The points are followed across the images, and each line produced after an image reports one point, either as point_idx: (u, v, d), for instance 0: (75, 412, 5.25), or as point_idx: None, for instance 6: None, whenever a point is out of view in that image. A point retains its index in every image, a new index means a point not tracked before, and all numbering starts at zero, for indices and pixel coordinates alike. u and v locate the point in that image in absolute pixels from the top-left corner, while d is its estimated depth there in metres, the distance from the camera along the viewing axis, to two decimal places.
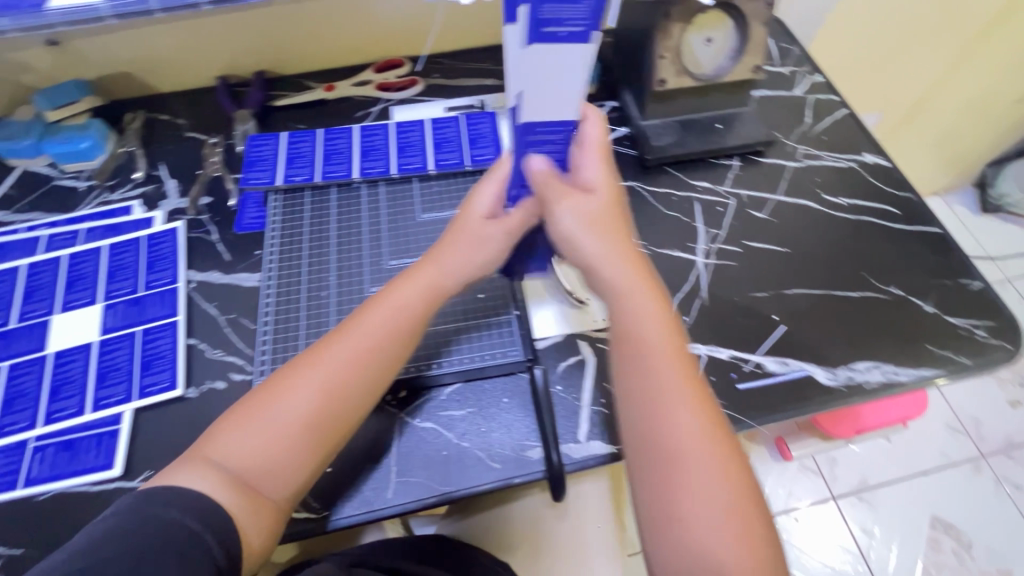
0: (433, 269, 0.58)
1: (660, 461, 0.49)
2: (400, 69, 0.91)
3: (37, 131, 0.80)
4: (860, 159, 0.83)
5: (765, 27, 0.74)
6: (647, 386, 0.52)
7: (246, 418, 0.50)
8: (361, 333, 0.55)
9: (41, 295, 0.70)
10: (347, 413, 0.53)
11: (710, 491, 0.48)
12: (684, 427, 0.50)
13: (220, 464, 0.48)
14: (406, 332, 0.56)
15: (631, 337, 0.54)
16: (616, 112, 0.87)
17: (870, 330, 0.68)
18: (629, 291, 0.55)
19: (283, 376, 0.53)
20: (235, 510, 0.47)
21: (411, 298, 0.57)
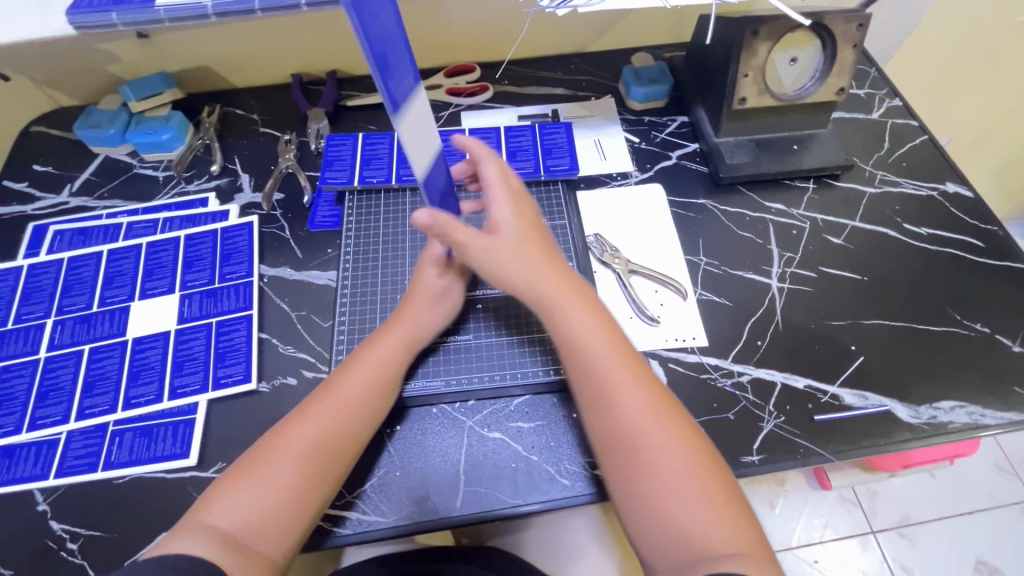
0: (404, 323, 0.62)
1: (620, 450, 0.50)
2: (470, 74, 0.91)
3: (122, 121, 0.82)
4: (942, 189, 0.79)
5: (855, 50, 0.71)
6: (587, 385, 0.53)
7: (237, 480, 0.50)
8: (343, 388, 0.57)
9: (122, 281, 0.71)
10: (337, 465, 0.53)
11: (670, 469, 0.48)
12: (636, 416, 0.50)
13: (217, 527, 0.47)
14: (387, 383, 0.59)
15: (568, 334, 0.54)
16: (686, 127, 0.86)
17: (953, 368, 0.65)
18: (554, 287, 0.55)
19: (268, 442, 0.53)
20: (232, 567, 0.45)
21: (386, 352, 0.60)
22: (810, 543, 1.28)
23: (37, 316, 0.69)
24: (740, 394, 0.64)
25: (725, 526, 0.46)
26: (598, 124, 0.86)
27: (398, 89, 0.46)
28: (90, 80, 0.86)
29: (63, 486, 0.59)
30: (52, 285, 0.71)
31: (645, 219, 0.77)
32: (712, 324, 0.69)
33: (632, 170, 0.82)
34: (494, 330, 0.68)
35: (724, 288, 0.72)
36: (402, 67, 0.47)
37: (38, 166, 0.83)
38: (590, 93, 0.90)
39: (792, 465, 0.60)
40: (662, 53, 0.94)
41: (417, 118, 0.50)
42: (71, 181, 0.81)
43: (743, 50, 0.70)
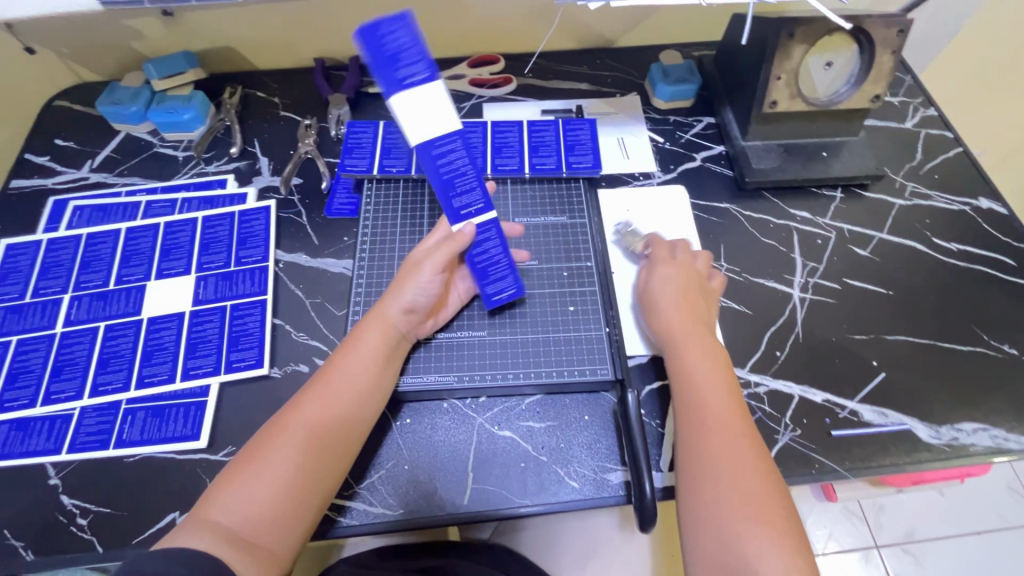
0: (384, 314, 0.60)
1: (699, 471, 0.49)
2: (494, 65, 0.90)
3: (144, 98, 0.82)
4: (975, 204, 0.77)
5: (893, 56, 0.68)
6: (686, 411, 0.54)
7: (236, 476, 0.50)
8: (331, 384, 0.56)
9: (138, 260, 0.71)
10: (332, 455, 0.53)
11: (747, 498, 0.47)
12: (727, 448, 0.50)
13: (220, 523, 0.47)
14: (373, 378, 0.57)
15: (680, 366, 0.57)
16: (713, 129, 0.84)
17: (977, 389, 0.64)
18: (682, 333, 0.59)
19: (263, 438, 0.52)
20: (238, 563, 0.46)
21: (370, 346, 0.58)
22: None
23: (54, 291, 0.69)
24: (756, 405, 0.63)
25: (799, 566, 0.44)
26: (622, 122, 0.85)
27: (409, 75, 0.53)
28: (114, 57, 0.86)
29: (75, 461, 0.59)
30: (69, 261, 0.71)
31: (666, 221, 0.76)
32: (730, 331, 0.68)
33: (655, 171, 0.81)
34: (508, 328, 0.67)
35: (744, 296, 0.70)
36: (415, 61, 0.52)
37: (60, 140, 0.83)
38: (616, 89, 0.88)
39: (806, 479, 0.59)
40: (690, 51, 0.92)
41: (422, 103, 0.55)
42: (92, 157, 0.81)
43: (776, 52, 0.68)
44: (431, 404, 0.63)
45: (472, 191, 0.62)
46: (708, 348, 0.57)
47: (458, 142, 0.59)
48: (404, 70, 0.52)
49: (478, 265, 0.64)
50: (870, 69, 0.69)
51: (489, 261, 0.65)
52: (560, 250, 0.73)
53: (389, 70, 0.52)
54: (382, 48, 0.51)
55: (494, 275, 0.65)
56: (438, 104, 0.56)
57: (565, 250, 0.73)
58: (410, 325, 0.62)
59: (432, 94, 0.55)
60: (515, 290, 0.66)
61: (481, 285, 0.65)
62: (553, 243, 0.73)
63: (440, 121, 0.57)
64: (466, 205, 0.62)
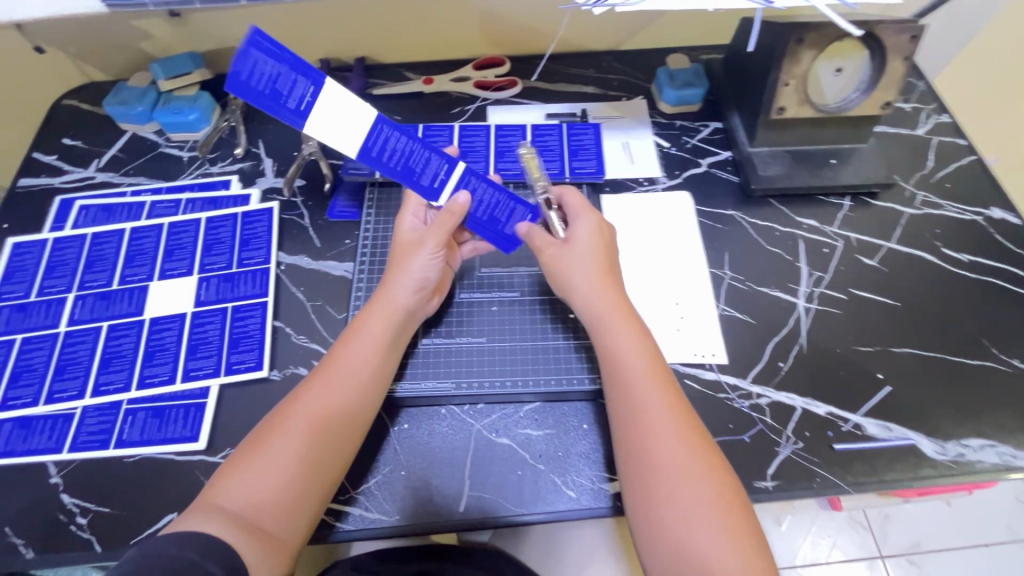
0: (390, 297, 0.60)
1: (641, 474, 0.49)
2: (500, 68, 0.89)
3: (151, 99, 0.82)
4: (987, 214, 0.75)
5: (906, 62, 0.67)
6: (624, 400, 0.53)
7: (241, 463, 0.50)
8: (337, 368, 0.55)
9: (142, 260, 0.72)
10: (341, 442, 0.53)
11: (695, 488, 0.47)
12: (668, 437, 0.50)
13: (226, 511, 0.47)
14: (379, 361, 0.57)
15: (611, 358, 0.55)
16: (719, 134, 0.83)
17: (985, 403, 0.62)
18: (611, 318, 0.57)
19: (268, 425, 0.52)
20: (245, 551, 0.45)
21: (375, 330, 0.58)
22: (813, 562, 1.24)
23: (59, 290, 0.70)
24: (757, 416, 0.62)
25: (738, 543, 0.45)
26: (628, 126, 0.84)
27: (297, 98, 0.52)
28: (122, 57, 0.86)
29: (76, 460, 0.60)
30: (74, 260, 0.72)
31: (670, 228, 0.75)
32: (733, 341, 0.67)
33: (660, 176, 0.80)
34: (507, 334, 0.67)
35: (748, 305, 0.69)
36: (294, 79, 0.52)
37: (68, 140, 0.84)
38: (622, 93, 0.87)
39: (808, 494, 0.58)
40: (698, 55, 0.91)
41: (334, 114, 0.55)
42: (99, 157, 0.82)
43: (785, 57, 0.66)
44: (427, 410, 0.63)
45: (430, 161, 0.61)
46: (638, 333, 0.56)
47: (388, 129, 0.58)
48: (293, 97, 0.52)
49: (483, 217, 0.65)
50: (881, 75, 0.68)
51: (491, 207, 0.65)
52: None
53: (282, 105, 0.52)
54: (262, 84, 0.51)
55: (503, 215, 0.66)
56: (345, 103, 0.55)
57: None
58: (417, 308, 0.62)
59: (331, 97, 0.54)
60: (532, 214, 0.67)
61: (495, 232, 0.66)
62: None
63: (359, 120, 0.56)
64: (435, 176, 0.62)
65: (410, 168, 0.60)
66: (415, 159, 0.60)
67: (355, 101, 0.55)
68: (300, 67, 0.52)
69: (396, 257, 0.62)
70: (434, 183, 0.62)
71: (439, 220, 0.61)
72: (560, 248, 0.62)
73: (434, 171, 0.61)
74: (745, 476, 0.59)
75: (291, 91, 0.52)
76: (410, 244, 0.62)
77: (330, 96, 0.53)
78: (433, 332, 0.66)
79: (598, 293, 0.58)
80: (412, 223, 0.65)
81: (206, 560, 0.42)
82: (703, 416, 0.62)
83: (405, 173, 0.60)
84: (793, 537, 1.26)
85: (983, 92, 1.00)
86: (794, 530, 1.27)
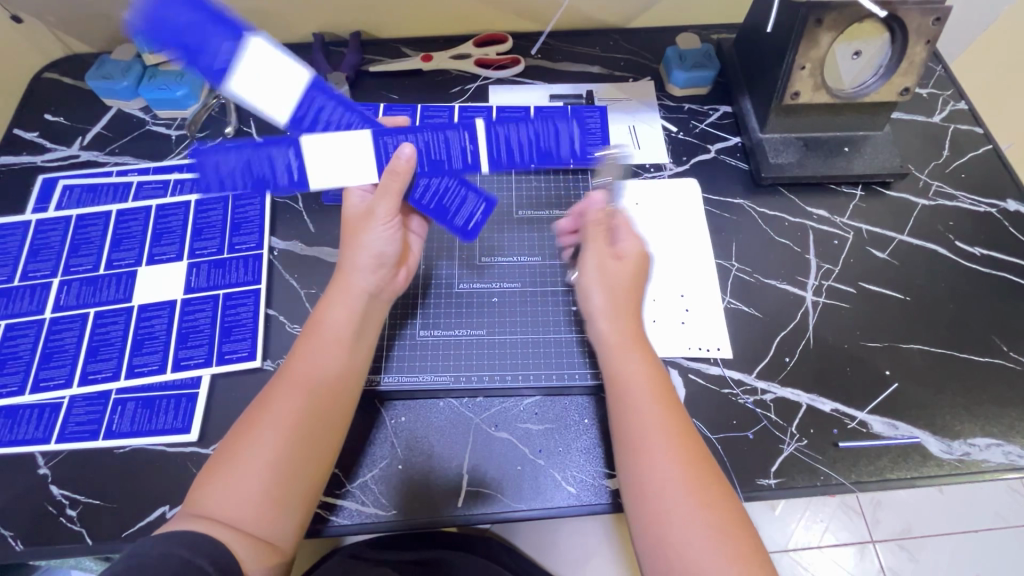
0: (347, 282, 0.56)
1: (645, 501, 0.48)
2: (502, 45, 0.85)
3: (136, 73, 0.78)
4: (1002, 207, 0.73)
5: (927, 46, 0.63)
6: (625, 429, 0.51)
7: (214, 475, 0.47)
8: (312, 358, 0.52)
9: (129, 244, 0.69)
10: (311, 439, 0.49)
11: (702, 517, 0.46)
12: (667, 465, 0.48)
13: (215, 518, 0.45)
14: (353, 346, 0.54)
15: (616, 381, 0.53)
16: (729, 118, 0.80)
17: (992, 400, 0.61)
18: (620, 345, 0.55)
19: (245, 424, 0.49)
20: (238, 549, 0.44)
21: (340, 317, 0.54)
22: (806, 546, 1.03)
23: (44, 275, 0.67)
24: (762, 412, 0.61)
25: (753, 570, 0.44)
26: (634, 109, 0.81)
27: (280, 173, 0.58)
28: (105, 28, 0.82)
29: (64, 451, 0.58)
30: (59, 243, 0.69)
31: (676, 216, 0.73)
32: (739, 335, 0.65)
33: (667, 162, 0.77)
34: (507, 326, 0.65)
35: (754, 298, 0.68)
36: (274, 154, 0.57)
37: (49, 116, 0.80)
38: (628, 74, 0.84)
39: (812, 491, 0.58)
40: (709, 34, 0.87)
41: (260, 72, 0.52)
42: (83, 134, 0.79)
43: (802, 39, 0.63)
44: (427, 403, 0.61)
45: (449, 140, 0.61)
46: (644, 357, 0.54)
47: (322, 98, 0.56)
48: (213, 50, 0.51)
49: (431, 206, 0.62)
50: (902, 60, 0.64)
51: (442, 195, 0.62)
52: None
53: (276, 184, 0.59)
54: (172, 34, 0.49)
55: (455, 203, 0.63)
56: (270, 62, 0.53)
57: None
58: (382, 286, 0.58)
59: (256, 57, 0.52)
60: (486, 203, 0.64)
61: (450, 219, 0.63)
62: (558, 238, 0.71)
63: (357, 147, 0.58)
64: (463, 151, 0.61)
65: (433, 151, 0.60)
66: (435, 146, 0.60)
67: (279, 56, 0.53)
68: (222, 19, 0.51)
69: (347, 236, 0.58)
70: (461, 156, 0.61)
71: (385, 183, 0.56)
72: (608, 257, 0.58)
73: (435, 140, 0.60)
74: (748, 474, 0.58)
75: (282, 171, 0.58)
76: (359, 217, 0.58)
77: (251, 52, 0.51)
78: (431, 325, 0.65)
79: (619, 313, 0.56)
80: (359, 194, 0.60)
81: (204, 558, 0.41)
82: (707, 412, 0.61)
83: (435, 163, 0.61)
84: (788, 523, 1.04)
85: (1003, 75, 0.96)
86: (790, 515, 1.05)
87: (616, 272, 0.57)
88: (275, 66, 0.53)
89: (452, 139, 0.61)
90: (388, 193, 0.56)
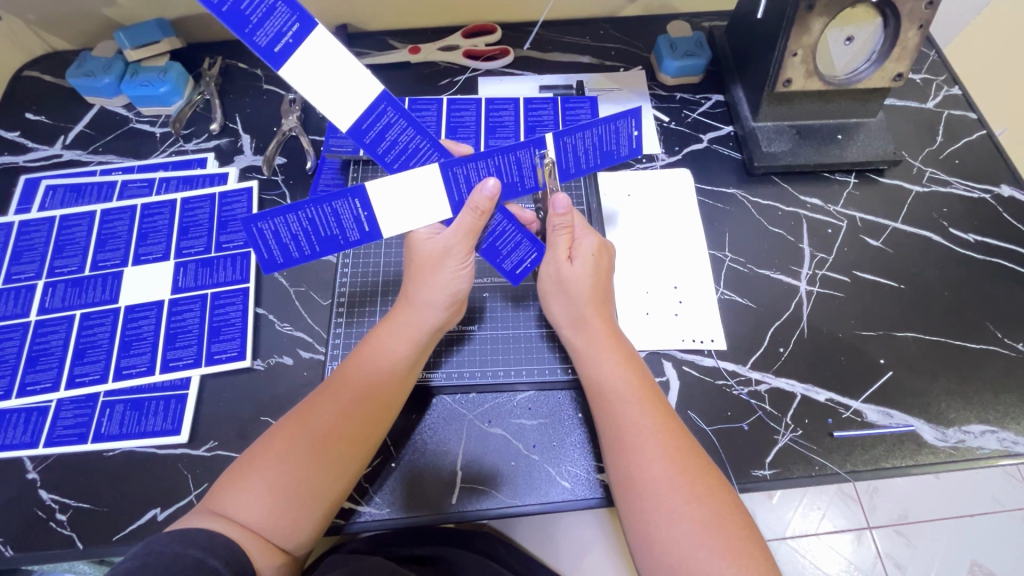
0: (414, 313, 0.56)
1: (634, 496, 0.48)
2: (490, 36, 0.84)
3: (118, 69, 0.76)
4: (996, 192, 0.73)
5: (920, 31, 0.62)
6: (612, 428, 0.51)
7: (238, 477, 0.46)
8: (360, 373, 0.52)
9: (115, 244, 0.68)
10: (345, 450, 0.49)
11: (692, 512, 0.45)
12: (661, 461, 0.48)
13: (232, 516, 0.44)
14: (406, 372, 0.54)
15: (600, 381, 0.54)
16: (721, 107, 0.79)
17: (986, 387, 0.61)
18: (600, 346, 0.55)
19: (282, 429, 0.49)
20: (252, 549, 0.44)
21: (396, 345, 0.55)
22: (804, 534, 1.03)
23: (28, 277, 0.66)
24: (757, 403, 0.61)
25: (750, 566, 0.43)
26: (625, 99, 0.80)
27: (348, 221, 0.55)
28: (84, 23, 0.80)
29: (52, 455, 0.58)
30: (43, 245, 0.68)
31: (670, 208, 0.72)
32: (734, 326, 0.65)
33: (660, 153, 0.76)
34: (499, 322, 0.65)
35: (748, 288, 0.67)
36: (338, 205, 0.54)
37: (31, 115, 0.79)
38: (620, 63, 0.83)
39: (806, 482, 0.57)
40: (700, 22, 0.86)
41: (318, 68, 0.50)
42: (65, 133, 0.77)
43: (794, 25, 0.62)
44: (420, 400, 0.61)
45: (519, 159, 0.56)
46: (626, 358, 0.55)
47: (390, 110, 0.53)
48: (262, 30, 0.48)
49: (484, 245, 0.60)
50: (894, 45, 0.63)
51: (497, 237, 0.59)
52: None
53: (346, 240, 0.56)
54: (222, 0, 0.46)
55: (507, 247, 0.60)
56: (331, 58, 0.50)
57: None
58: (446, 322, 0.58)
59: (315, 48, 0.49)
60: (538, 251, 0.61)
61: (498, 263, 0.61)
62: None
63: (425, 182, 0.55)
64: (531, 168, 0.57)
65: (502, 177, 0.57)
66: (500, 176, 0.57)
67: (346, 58, 0.50)
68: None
69: (416, 268, 0.57)
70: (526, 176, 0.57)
71: (464, 222, 0.55)
72: (563, 262, 0.57)
73: (499, 161, 0.55)
74: (743, 465, 0.58)
75: (351, 225, 0.55)
76: (433, 255, 0.56)
77: (311, 45, 0.48)
78: None
79: (591, 312, 0.56)
80: (427, 228, 0.57)
81: (209, 558, 0.40)
82: (702, 403, 0.61)
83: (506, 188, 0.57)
84: (785, 511, 1.04)
85: (996, 58, 0.96)
86: (787, 503, 1.05)
87: (572, 277, 0.57)
88: (333, 68, 0.50)
89: (510, 158, 0.56)
90: (467, 224, 0.55)
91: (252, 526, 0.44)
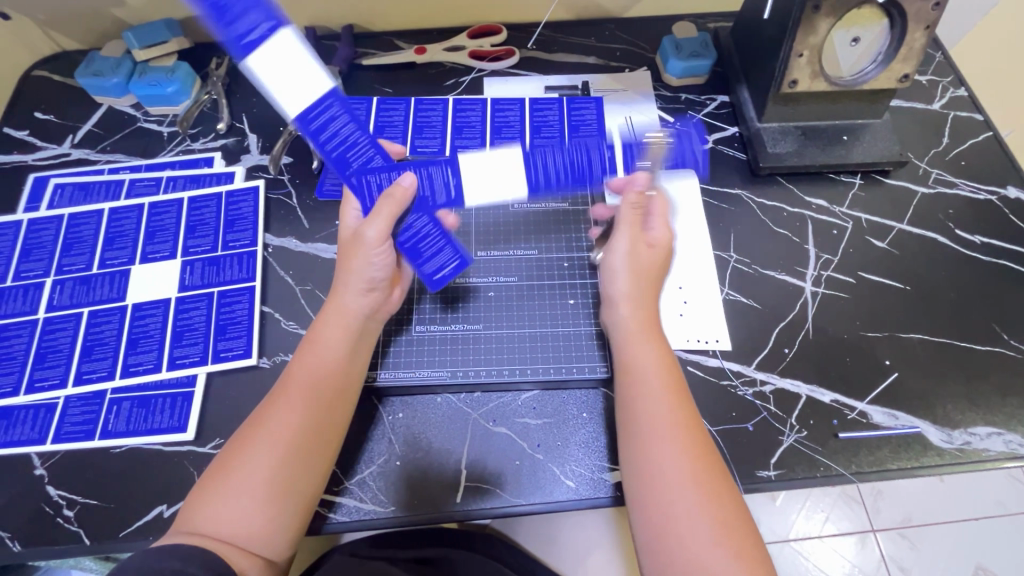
0: (339, 301, 0.54)
1: (647, 490, 0.47)
2: (496, 36, 0.84)
3: (126, 69, 0.77)
4: (1003, 194, 0.73)
5: (927, 32, 0.62)
6: (631, 418, 0.51)
7: (207, 493, 0.46)
8: (302, 374, 0.51)
9: (122, 243, 0.69)
10: (300, 452, 0.49)
11: (704, 507, 0.45)
12: (673, 456, 0.47)
13: (205, 531, 0.45)
14: (343, 363, 0.53)
15: (627, 369, 0.53)
16: (727, 108, 0.79)
17: (992, 389, 0.61)
18: (634, 334, 0.55)
19: (239, 442, 0.48)
20: (233, 558, 0.44)
21: (329, 336, 0.53)
22: (807, 536, 1.02)
23: (37, 275, 0.67)
24: (761, 404, 0.61)
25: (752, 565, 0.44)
26: (631, 100, 0.80)
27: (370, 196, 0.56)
28: (93, 23, 0.81)
29: (60, 452, 0.58)
30: (51, 243, 0.69)
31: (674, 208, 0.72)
32: (739, 326, 0.65)
33: None
34: (502, 321, 0.65)
35: (753, 289, 0.67)
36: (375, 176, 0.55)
37: (40, 114, 0.79)
38: (625, 64, 0.83)
39: (811, 483, 0.57)
40: (706, 23, 0.86)
41: (279, 61, 0.49)
42: (73, 132, 0.78)
43: (799, 26, 0.62)
44: (425, 398, 0.61)
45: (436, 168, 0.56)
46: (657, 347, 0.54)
47: (336, 104, 0.52)
48: (238, 23, 0.47)
49: (404, 245, 0.56)
50: (900, 46, 0.63)
51: (415, 237, 0.56)
52: (560, 236, 0.70)
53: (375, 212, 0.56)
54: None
55: (428, 250, 0.57)
56: (292, 56, 0.49)
57: (565, 238, 0.70)
58: (376, 305, 0.56)
59: (280, 46, 0.48)
60: (459, 260, 0.58)
61: (417, 265, 0.57)
62: (552, 227, 0.71)
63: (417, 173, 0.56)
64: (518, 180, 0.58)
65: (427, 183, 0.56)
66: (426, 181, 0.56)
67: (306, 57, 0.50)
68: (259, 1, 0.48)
69: (342, 256, 0.55)
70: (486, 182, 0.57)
71: (376, 208, 0.52)
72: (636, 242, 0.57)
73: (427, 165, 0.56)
74: (747, 466, 0.58)
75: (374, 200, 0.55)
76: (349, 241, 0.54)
77: (277, 43, 0.48)
78: (427, 320, 0.64)
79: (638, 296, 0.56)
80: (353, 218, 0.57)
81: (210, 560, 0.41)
82: (706, 404, 0.61)
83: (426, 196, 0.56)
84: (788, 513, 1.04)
85: (1002, 59, 0.95)
86: (791, 505, 1.04)
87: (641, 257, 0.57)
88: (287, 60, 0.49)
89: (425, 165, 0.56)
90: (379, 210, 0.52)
91: (230, 538, 0.45)
